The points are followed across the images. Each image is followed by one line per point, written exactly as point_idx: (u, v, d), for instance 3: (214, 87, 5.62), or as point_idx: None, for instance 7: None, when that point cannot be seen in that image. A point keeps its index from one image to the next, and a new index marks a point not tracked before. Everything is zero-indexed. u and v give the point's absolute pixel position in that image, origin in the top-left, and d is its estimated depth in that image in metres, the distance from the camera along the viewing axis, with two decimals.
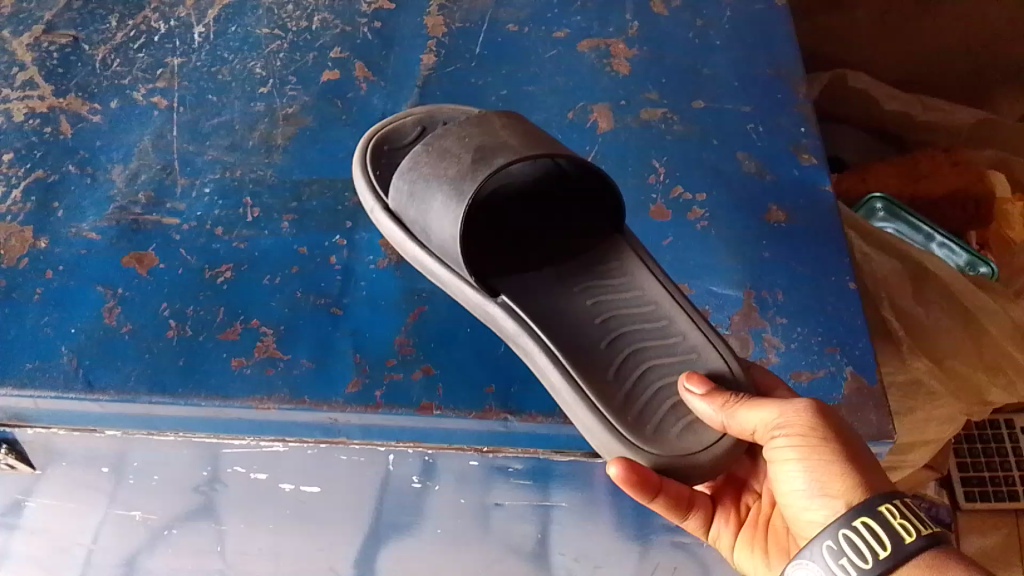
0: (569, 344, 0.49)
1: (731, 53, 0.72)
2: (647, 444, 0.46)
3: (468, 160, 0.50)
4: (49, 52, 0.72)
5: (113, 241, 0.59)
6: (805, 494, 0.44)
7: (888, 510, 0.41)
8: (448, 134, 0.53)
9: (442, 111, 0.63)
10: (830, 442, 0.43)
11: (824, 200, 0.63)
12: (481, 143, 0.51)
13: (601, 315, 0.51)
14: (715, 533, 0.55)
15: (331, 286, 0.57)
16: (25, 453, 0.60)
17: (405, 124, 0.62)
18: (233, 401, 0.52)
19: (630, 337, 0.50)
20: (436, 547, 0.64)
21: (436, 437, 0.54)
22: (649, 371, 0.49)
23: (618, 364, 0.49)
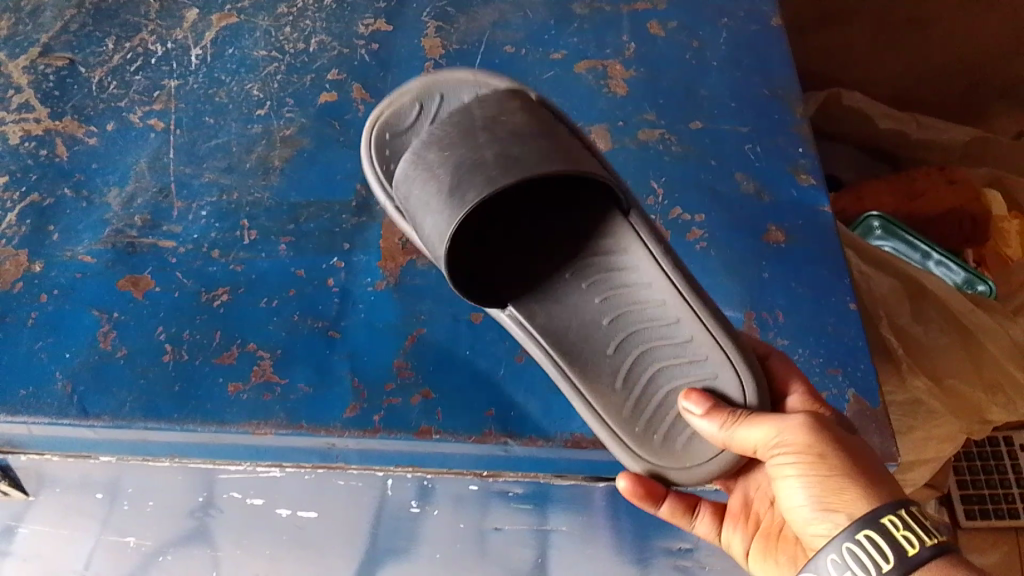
0: (577, 355, 0.51)
1: (727, 74, 0.72)
2: (651, 455, 0.48)
3: (448, 181, 0.47)
4: (46, 74, 0.72)
5: (109, 265, 0.59)
6: (807, 509, 0.43)
7: (892, 521, 0.40)
8: (429, 142, 0.50)
9: (440, 80, 0.58)
10: (828, 457, 0.42)
11: (822, 220, 0.63)
12: (459, 159, 0.48)
13: (609, 319, 0.51)
14: (727, 542, 0.54)
15: (329, 309, 0.57)
16: (18, 479, 0.59)
17: (404, 103, 0.58)
18: (229, 426, 0.51)
19: (640, 337, 0.51)
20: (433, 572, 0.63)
21: (435, 462, 0.54)
22: (659, 375, 0.50)
23: (626, 370, 0.50)
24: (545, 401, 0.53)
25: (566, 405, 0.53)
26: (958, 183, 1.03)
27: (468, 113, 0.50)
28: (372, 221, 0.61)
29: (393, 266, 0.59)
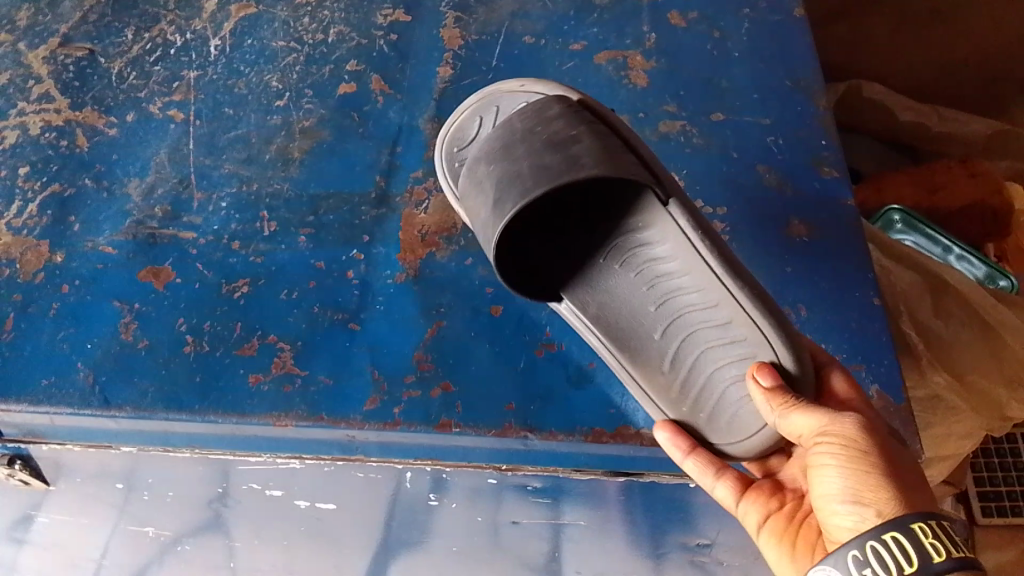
0: (625, 331, 0.51)
1: (749, 65, 0.71)
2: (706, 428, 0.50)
3: (490, 195, 0.48)
4: (66, 65, 0.72)
5: (130, 256, 0.59)
6: (837, 500, 0.44)
7: (922, 529, 0.41)
8: (480, 160, 0.50)
9: (499, 93, 0.59)
10: (870, 456, 0.43)
11: (847, 213, 0.62)
12: (500, 170, 0.48)
13: (657, 300, 0.50)
14: (742, 511, 0.51)
15: (349, 301, 0.57)
16: (39, 470, 0.59)
17: (466, 120, 0.59)
18: (251, 417, 0.51)
19: (687, 322, 0.49)
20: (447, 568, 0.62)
21: (455, 455, 0.53)
22: (706, 355, 0.49)
23: (673, 354, 0.50)
24: (567, 395, 0.52)
25: (588, 399, 0.52)
26: (979, 176, 1.02)
27: (509, 125, 0.50)
28: (391, 213, 0.62)
29: (413, 259, 0.59)
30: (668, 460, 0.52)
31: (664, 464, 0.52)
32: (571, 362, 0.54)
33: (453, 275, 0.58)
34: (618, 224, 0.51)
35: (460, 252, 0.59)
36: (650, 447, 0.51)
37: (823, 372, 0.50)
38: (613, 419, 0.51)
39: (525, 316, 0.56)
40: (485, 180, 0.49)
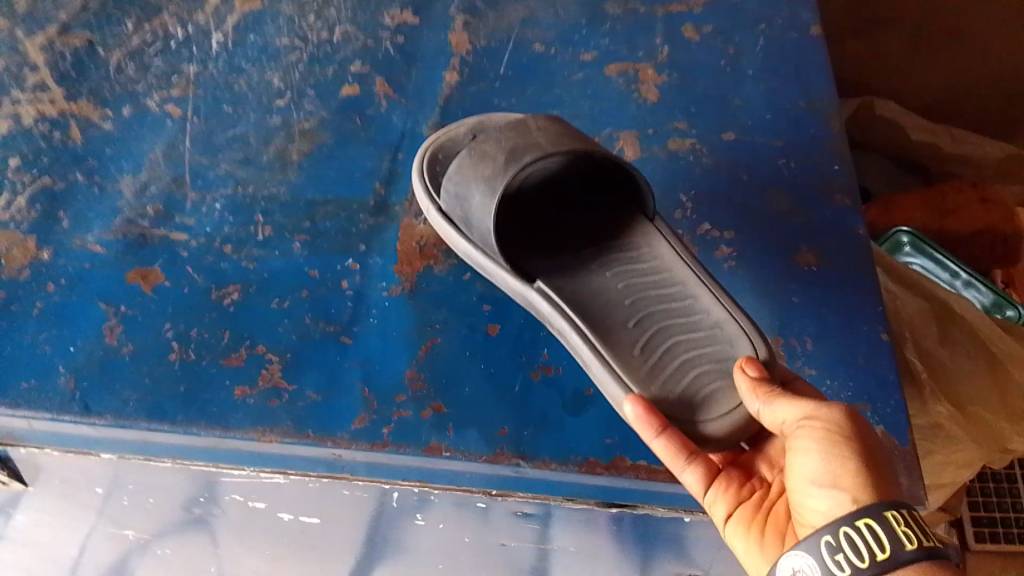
0: (597, 320, 0.49)
1: (764, 84, 0.70)
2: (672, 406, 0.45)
3: (502, 159, 0.49)
4: (63, 53, 0.70)
5: (119, 256, 0.57)
6: (812, 483, 0.41)
7: (894, 516, 0.38)
8: (488, 137, 0.52)
9: (492, 120, 0.62)
10: (851, 441, 0.40)
11: (857, 243, 0.60)
12: (515, 142, 0.50)
13: (630, 298, 0.50)
14: (709, 500, 0.46)
15: (341, 313, 0.55)
16: (18, 471, 0.58)
17: (459, 134, 0.61)
18: (234, 431, 0.50)
19: (660, 317, 0.49)
20: None
21: (445, 479, 0.52)
22: (674, 347, 0.48)
23: (645, 342, 0.48)
24: (561, 422, 0.51)
25: (583, 427, 0.51)
26: (991, 202, 1.00)
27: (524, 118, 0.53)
28: (390, 222, 0.60)
29: (410, 271, 0.57)
30: (662, 493, 0.50)
31: (659, 497, 0.51)
32: (567, 387, 0.52)
33: (450, 290, 0.57)
34: (597, 237, 0.54)
35: (458, 266, 0.58)
36: (645, 479, 0.49)
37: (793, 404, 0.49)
38: (609, 449, 0.50)
39: (522, 337, 0.54)
40: (494, 151, 0.50)
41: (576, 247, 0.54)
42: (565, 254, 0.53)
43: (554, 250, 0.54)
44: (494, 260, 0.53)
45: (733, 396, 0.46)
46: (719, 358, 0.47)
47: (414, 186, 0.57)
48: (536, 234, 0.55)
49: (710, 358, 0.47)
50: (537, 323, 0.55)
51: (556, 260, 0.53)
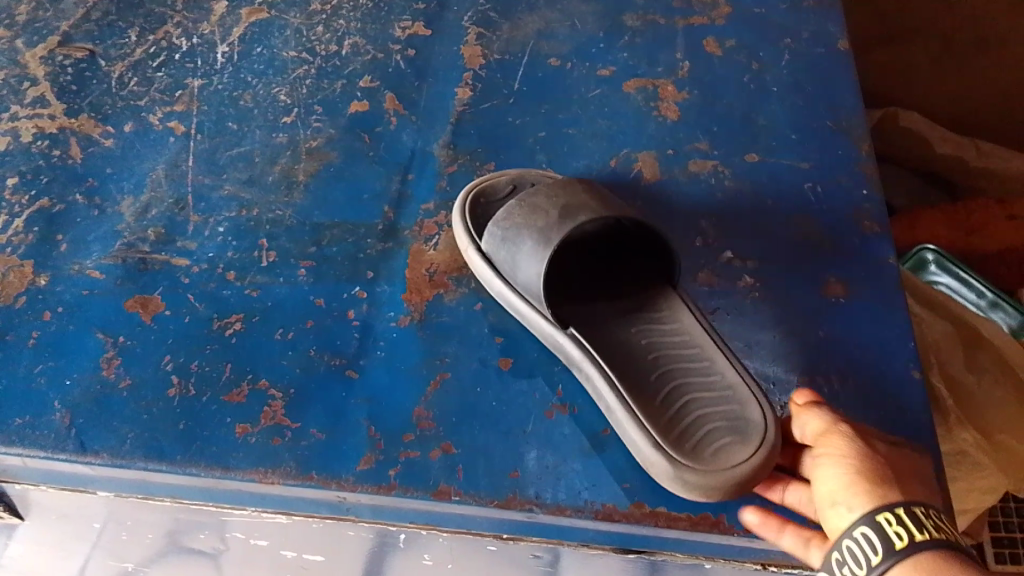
0: (624, 372, 0.48)
1: (789, 101, 0.67)
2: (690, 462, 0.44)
3: (555, 214, 0.50)
4: (63, 66, 0.68)
5: (117, 283, 0.55)
6: (829, 502, 0.40)
7: (886, 518, 0.37)
8: (538, 191, 0.52)
9: (531, 173, 0.59)
10: (860, 457, 0.40)
11: (887, 273, 0.57)
12: (568, 201, 0.50)
13: (652, 354, 0.49)
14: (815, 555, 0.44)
15: (347, 345, 0.53)
16: (14, 505, 0.56)
17: (499, 183, 0.58)
18: (234, 473, 0.48)
19: (681, 374, 0.48)
20: None
21: (454, 522, 0.50)
22: (698, 406, 0.46)
23: (670, 399, 0.47)
24: (575, 465, 0.48)
25: (600, 471, 0.48)
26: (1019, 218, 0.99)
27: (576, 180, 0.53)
28: (399, 248, 0.58)
29: (419, 301, 0.55)
30: (683, 541, 0.48)
31: (678, 544, 0.48)
32: (582, 428, 0.50)
33: (461, 322, 0.54)
34: (623, 288, 0.53)
35: (469, 296, 0.55)
36: (665, 528, 0.47)
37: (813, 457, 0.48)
38: (626, 495, 0.47)
39: (535, 373, 0.52)
40: (546, 205, 0.50)
41: (604, 300, 0.52)
42: (593, 305, 0.52)
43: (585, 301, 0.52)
44: (528, 303, 0.52)
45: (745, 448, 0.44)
46: (732, 417, 0.46)
47: (455, 224, 0.57)
48: (569, 286, 0.53)
49: (723, 416, 0.46)
50: (550, 358, 0.53)
51: (583, 310, 0.52)
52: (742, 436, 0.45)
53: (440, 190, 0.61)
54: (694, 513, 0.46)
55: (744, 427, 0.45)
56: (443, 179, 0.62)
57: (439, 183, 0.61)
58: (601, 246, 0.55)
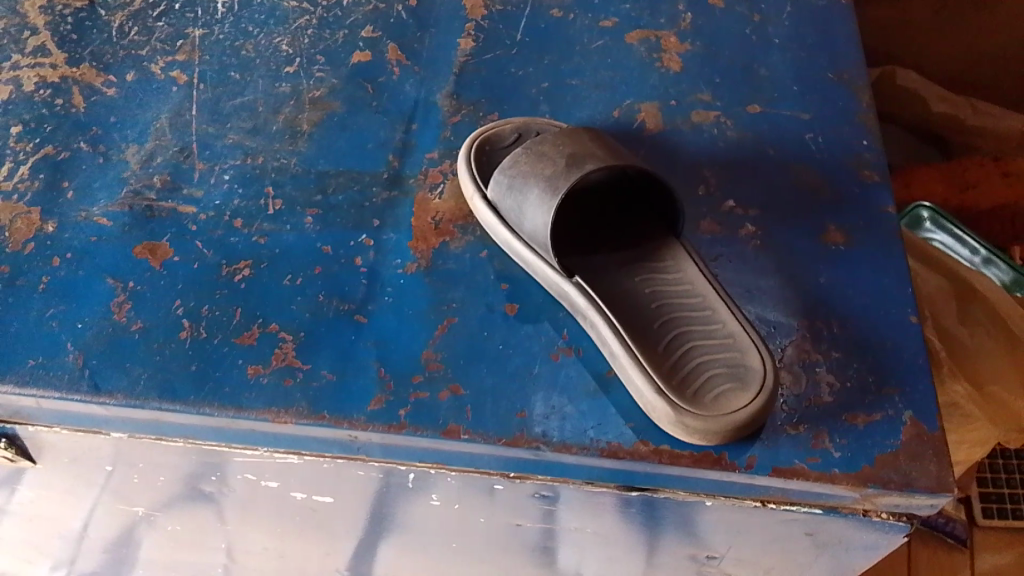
0: (627, 318, 0.49)
1: (791, 53, 0.67)
2: (690, 406, 0.46)
3: (562, 163, 0.50)
4: (63, 15, 0.68)
5: (125, 229, 0.56)
6: None
7: None
8: (545, 140, 0.52)
9: (538, 121, 0.60)
10: None
11: (886, 222, 0.58)
12: (574, 150, 0.51)
13: (656, 301, 0.50)
14: None
15: (356, 290, 0.54)
16: (26, 448, 0.57)
17: (504, 131, 0.59)
18: (248, 412, 0.49)
19: (684, 320, 0.49)
20: (434, 551, 0.65)
21: (461, 460, 0.51)
22: (697, 351, 0.48)
23: (672, 345, 0.48)
24: (581, 406, 0.50)
25: (605, 411, 0.50)
26: (1013, 175, 1.02)
27: (581, 128, 0.53)
28: (404, 196, 0.58)
29: (425, 248, 0.56)
30: (688, 478, 0.49)
31: (682, 482, 0.49)
32: (587, 369, 0.51)
33: (467, 268, 0.55)
34: (627, 236, 0.53)
35: (475, 244, 0.56)
36: (669, 464, 0.48)
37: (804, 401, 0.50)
38: (631, 433, 0.49)
39: (541, 319, 0.53)
40: (553, 153, 0.51)
41: (608, 246, 0.53)
42: (597, 252, 0.53)
43: (590, 248, 0.53)
44: (534, 251, 0.52)
45: (744, 396, 0.46)
46: (732, 363, 0.47)
47: (461, 172, 0.57)
48: (575, 231, 0.54)
49: (723, 362, 0.47)
50: (555, 303, 0.54)
51: (588, 257, 0.52)
52: (742, 380, 0.47)
53: (444, 139, 0.61)
54: (696, 451, 0.48)
55: (743, 373, 0.47)
56: (447, 129, 0.62)
57: (443, 133, 0.61)
58: (606, 194, 0.55)
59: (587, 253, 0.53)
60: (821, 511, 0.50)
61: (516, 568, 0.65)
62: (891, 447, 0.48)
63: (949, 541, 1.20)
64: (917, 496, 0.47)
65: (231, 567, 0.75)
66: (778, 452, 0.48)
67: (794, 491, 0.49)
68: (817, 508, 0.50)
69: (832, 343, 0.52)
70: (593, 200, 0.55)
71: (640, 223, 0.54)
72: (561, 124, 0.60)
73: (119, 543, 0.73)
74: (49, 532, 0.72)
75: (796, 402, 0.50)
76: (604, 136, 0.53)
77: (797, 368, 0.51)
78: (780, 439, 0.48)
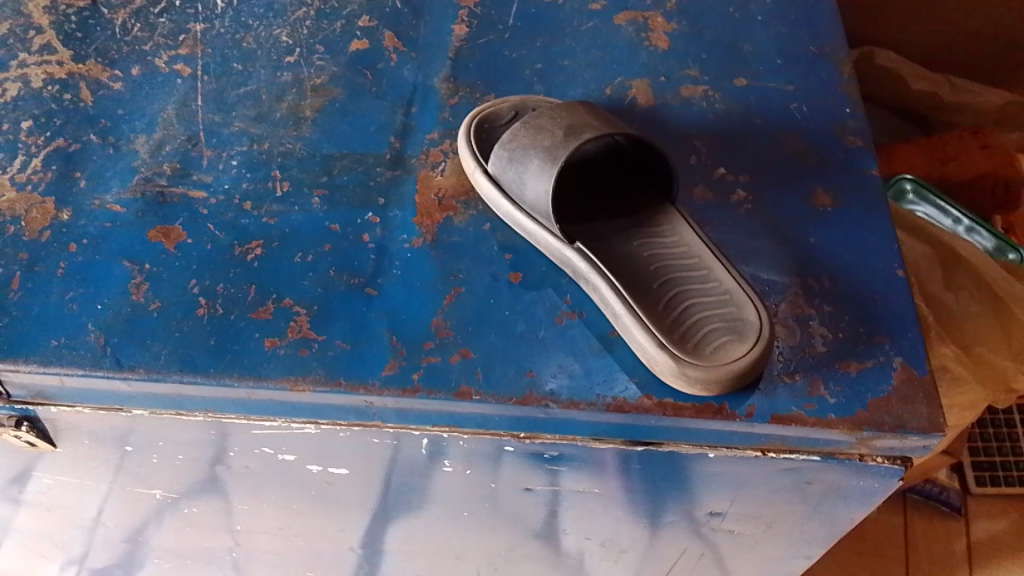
0: (627, 279, 0.51)
1: (773, 28, 0.70)
2: (691, 357, 0.48)
3: (559, 134, 0.52)
4: (67, 15, 0.69)
5: (139, 215, 0.57)
6: None
7: None
8: (542, 113, 0.54)
9: (534, 99, 0.62)
10: None
11: (870, 184, 0.60)
12: (571, 121, 0.53)
13: (654, 263, 0.52)
14: None
15: (365, 265, 0.55)
16: (47, 432, 0.58)
17: (501, 110, 0.61)
18: (267, 381, 0.51)
19: (682, 280, 0.51)
20: (445, 523, 0.67)
21: (473, 422, 0.53)
22: (695, 308, 0.50)
23: (671, 303, 0.50)
24: (587, 365, 0.52)
25: (610, 368, 0.52)
26: (992, 148, 1.07)
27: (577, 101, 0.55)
28: (407, 175, 0.60)
29: (430, 223, 0.58)
30: (690, 430, 0.51)
31: (684, 434, 0.52)
32: (591, 331, 0.53)
33: (470, 241, 0.57)
34: (624, 204, 0.55)
35: (477, 217, 0.58)
36: (672, 416, 0.50)
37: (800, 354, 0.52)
38: (635, 388, 0.51)
39: (545, 285, 0.55)
40: (551, 125, 0.53)
41: (606, 214, 0.55)
42: (596, 220, 0.55)
43: (589, 217, 0.55)
44: (535, 221, 0.54)
45: (741, 347, 0.48)
46: (729, 318, 0.49)
47: (461, 149, 0.59)
48: (574, 201, 0.56)
49: (721, 317, 0.49)
50: (557, 271, 0.56)
51: (587, 225, 0.54)
52: (740, 333, 0.49)
53: (443, 120, 0.63)
54: (698, 403, 0.50)
55: (741, 326, 0.49)
56: (445, 111, 0.64)
57: (441, 114, 0.64)
58: (602, 166, 0.57)
59: (587, 221, 0.55)
60: (819, 458, 0.52)
61: (524, 535, 0.68)
62: (882, 392, 0.51)
63: (943, 510, 1.22)
64: (911, 437, 0.50)
65: (241, 549, 0.77)
66: (776, 401, 0.50)
67: (793, 438, 0.51)
68: (816, 455, 0.52)
69: (824, 298, 0.54)
70: (590, 172, 0.57)
71: (636, 193, 0.56)
72: (556, 101, 0.63)
73: (134, 531, 0.75)
74: (65, 522, 0.73)
75: (792, 353, 0.52)
76: (598, 109, 0.55)
77: (791, 322, 0.53)
78: (778, 388, 0.51)
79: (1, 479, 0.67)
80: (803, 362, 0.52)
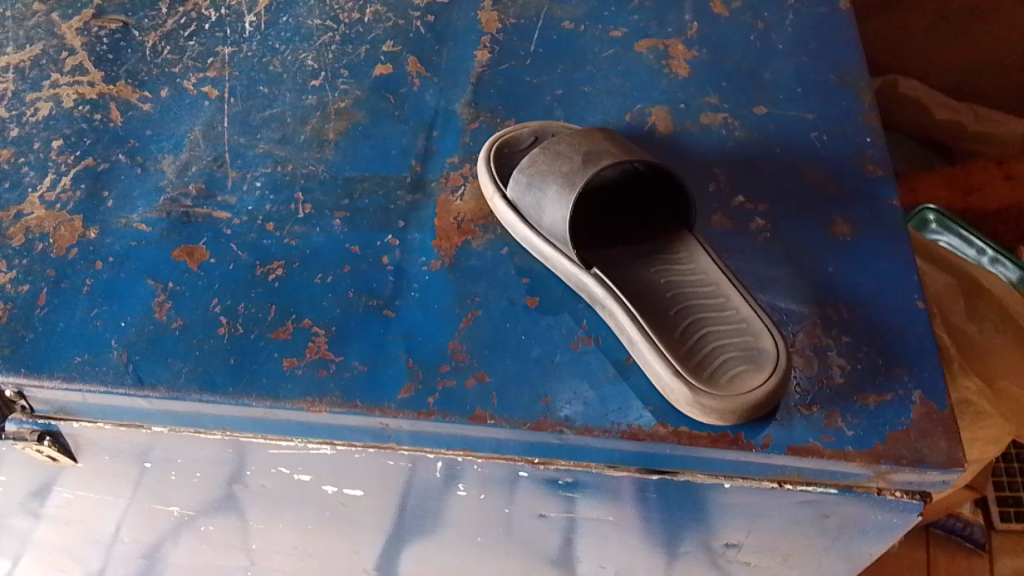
0: (644, 306, 0.51)
1: (794, 57, 0.70)
2: (707, 386, 0.48)
3: (578, 160, 0.52)
4: (99, 37, 0.71)
5: (164, 234, 0.59)
6: None
7: None
8: (561, 140, 0.55)
9: (553, 125, 0.63)
10: None
11: (890, 214, 0.60)
12: (589, 148, 0.53)
13: (671, 290, 0.52)
14: None
15: (384, 287, 0.56)
16: (68, 446, 0.59)
17: (521, 136, 0.62)
18: (284, 402, 0.51)
19: (698, 308, 0.51)
20: (458, 547, 0.67)
21: (487, 446, 0.53)
22: (711, 337, 0.50)
23: (686, 331, 0.50)
24: (603, 391, 0.52)
25: (625, 395, 0.52)
26: (1017, 178, 1.07)
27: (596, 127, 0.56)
28: (427, 199, 0.61)
29: (448, 247, 0.58)
30: (706, 459, 0.51)
31: (699, 464, 0.51)
32: (607, 357, 0.53)
33: (488, 265, 0.57)
34: (642, 231, 0.56)
35: (496, 241, 0.59)
36: (686, 445, 0.50)
37: (817, 385, 0.52)
38: (650, 415, 0.50)
39: (561, 310, 0.55)
40: (570, 151, 0.53)
41: (622, 240, 0.55)
42: (613, 246, 0.55)
43: (607, 242, 0.55)
44: (553, 246, 0.55)
45: (756, 376, 0.48)
46: (745, 347, 0.49)
47: (481, 174, 0.60)
48: (591, 227, 0.56)
49: (737, 346, 0.49)
50: (574, 296, 0.56)
51: (604, 251, 0.55)
52: (756, 362, 0.49)
53: (463, 145, 0.64)
54: (713, 432, 0.50)
55: (757, 355, 0.49)
56: (466, 135, 0.65)
57: (462, 139, 0.64)
58: (621, 193, 0.58)
59: (604, 247, 0.55)
60: (836, 491, 0.51)
61: (539, 560, 0.67)
62: (901, 426, 0.50)
63: (967, 545, 1.20)
64: (930, 472, 0.49)
65: (256, 567, 0.77)
66: (792, 432, 0.50)
67: (809, 470, 0.50)
68: (833, 488, 0.51)
69: (842, 328, 0.54)
70: (608, 199, 0.57)
71: (653, 220, 0.56)
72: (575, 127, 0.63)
73: (151, 547, 0.75)
74: (82, 536, 0.74)
75: (810, 383, 0.52)
76: (617, 136, 0.55)
77: (809, 352, 0.53)
78: (795, 419, 0.50)
79: (23, 492, 0.68)
80: (821, 393, 0.51)
